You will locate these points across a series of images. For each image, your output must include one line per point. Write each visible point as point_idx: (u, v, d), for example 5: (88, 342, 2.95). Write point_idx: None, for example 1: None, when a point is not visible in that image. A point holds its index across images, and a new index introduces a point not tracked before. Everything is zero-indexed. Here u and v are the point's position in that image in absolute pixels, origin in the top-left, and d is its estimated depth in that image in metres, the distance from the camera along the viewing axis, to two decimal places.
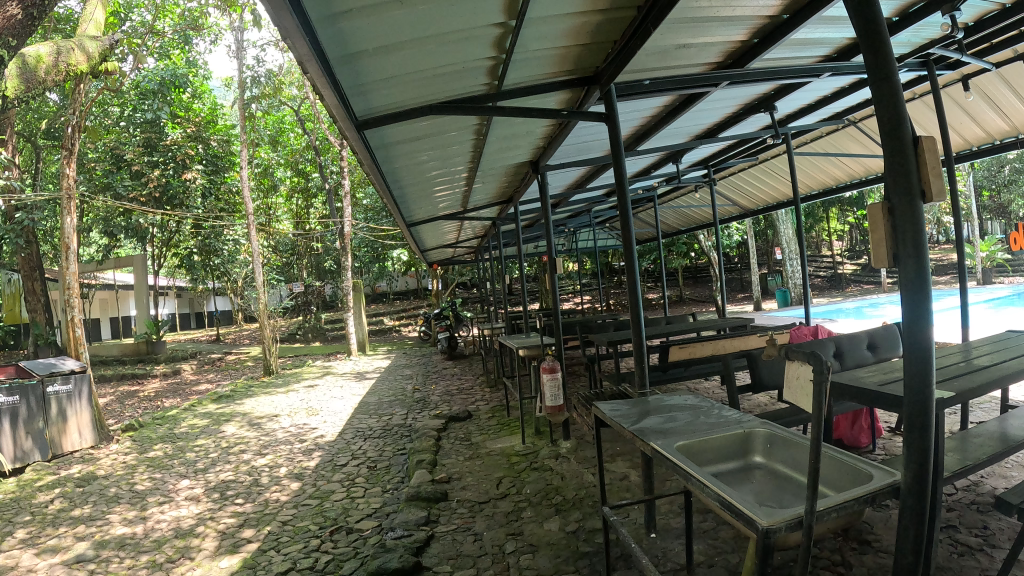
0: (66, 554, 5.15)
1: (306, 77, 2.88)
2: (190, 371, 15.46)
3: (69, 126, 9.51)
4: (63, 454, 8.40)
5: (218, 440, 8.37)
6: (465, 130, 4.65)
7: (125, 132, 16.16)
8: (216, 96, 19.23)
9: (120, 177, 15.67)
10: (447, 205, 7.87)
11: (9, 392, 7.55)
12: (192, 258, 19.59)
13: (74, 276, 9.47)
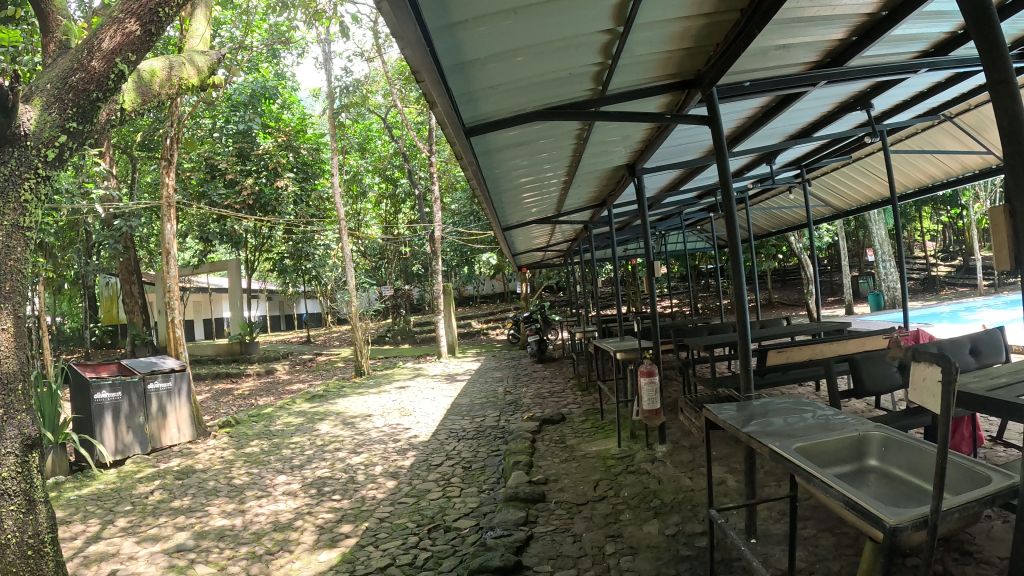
0: (166, 543, 5.45)
1: (421, 86, 3.00)
2: (283, 371, 16.05)
3: (167, 138, 10.09)
4: (162, 447, 8.85)
5: (313, 438, 8.67)
6: (564, 136, 4.71)
7: (218, 143, 16.98)
8: (305, 106, 19.93)
9: (215, 186, 16.54)
10: (540, 210, 7.96)
11: (113, 388, 8.07)
12: (286, 262, 20.32)
13: (174, 280, 10.00)
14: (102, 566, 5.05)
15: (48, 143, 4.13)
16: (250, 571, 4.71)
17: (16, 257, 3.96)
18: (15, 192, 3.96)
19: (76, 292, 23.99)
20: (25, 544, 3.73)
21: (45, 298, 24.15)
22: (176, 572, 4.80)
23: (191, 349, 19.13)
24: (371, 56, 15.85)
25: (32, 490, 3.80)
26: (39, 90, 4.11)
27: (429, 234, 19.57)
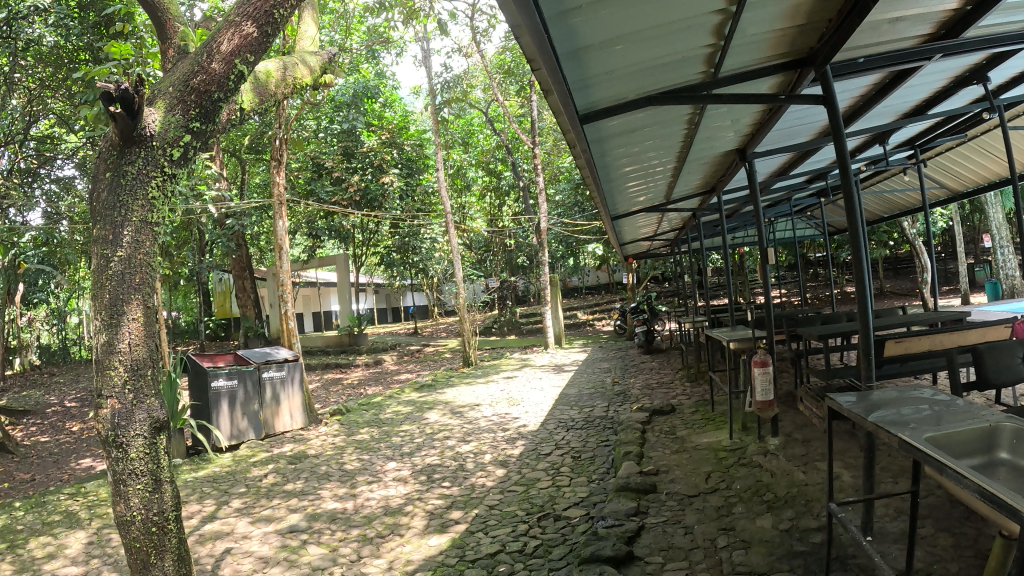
0: (279, 524, 5.75)
1: (537, 76, 3.05)
2: (390, 362, 16.55)
3: (277, 139, 10.58)
4: (276, 433, 9.27)
5: (422, 426, 8.92)
6: (676, 122, 4.67)
7: (323, 143, 17.66)
8: (406, 104, 20.40)
9: (322, 184, 17.22)
10: (648, 198, 7.90)
11: (229, 376, 8.56)
12: (393, 256, 20.91)
13: (286, 275, 10.47)
14: (218, 543, 5.39)
15: (174, 142, 4.13)
16: (359, 553, 4.93)
17: (145, 252, 4.02)
18: (142, 191, 4.01)
19: (193, 288, 25.41)
20: (149, 520, 3.82)
21: (165, 294, 25.74)
22: (289, 552, 5.07)
23: (304, 340, 19.95)
24: (469, 51, 16.04)
25: (157, 468, 3.84)
26: (163, 93, 4.15)
27: (534, 226, 19.64)
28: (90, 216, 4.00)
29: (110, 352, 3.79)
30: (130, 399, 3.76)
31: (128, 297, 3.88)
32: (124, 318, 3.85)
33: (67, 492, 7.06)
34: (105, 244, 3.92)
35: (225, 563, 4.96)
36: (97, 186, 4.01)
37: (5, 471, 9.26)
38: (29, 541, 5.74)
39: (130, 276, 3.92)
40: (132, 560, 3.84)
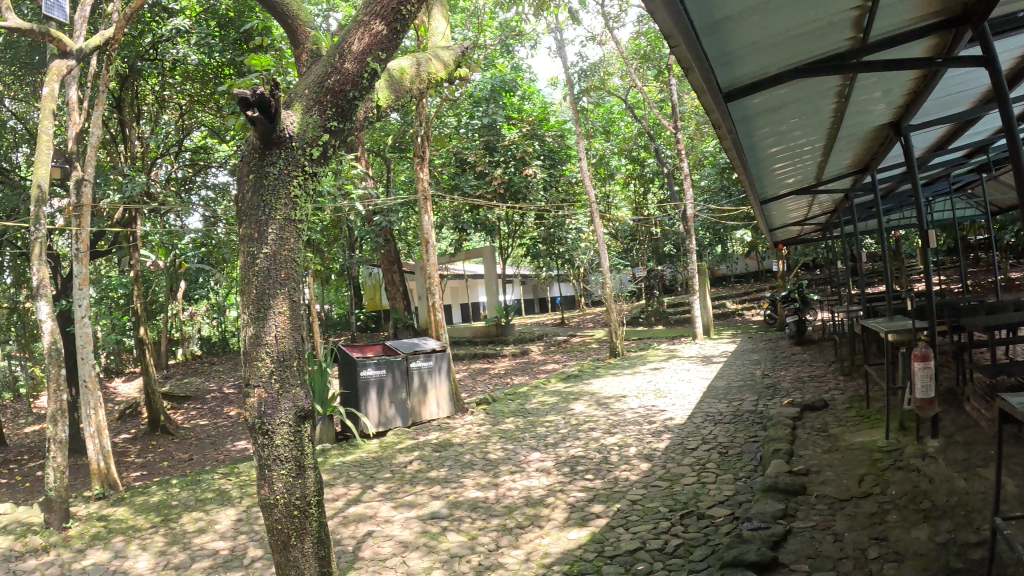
0: (422, 509, 5.90)
1: (674, 53, 2.88)
2: (537, 352, 16.69)
3: (419, 136, 10.84)
4: (421, 421, 9.51)
5: (568, 417, 8.87)
6: (823, 94, 4.33)
7: (465, 138, 18.04)
8: (545, 96, 20.46)
9: (466, 178, 17.65)
10: (795, 180, 7.43)
11: (378, 365, 8.93)
12: (538, 247, 21.07)
13: (434, 267, 10.72)
14: (360, 526, 5.65)
15: (312, 142, 4.14)
16: (497, 543, 5.01)
17: (289, 248, 4.11)
18: (284, 191, 4.07)
19: (346, 282, 26.71)
20: (292, 503, 3.89)
21: (321, 288, 27.30)
22: (428, 538, 5.23)
23: (453, 331, 20.55)
24: (602, 38, 15.79)
25: (302, 455, 3.92)
26: (300, 96, 4.16)
27: (679, 213, 19.09)
28: (238, 215, 4.16)
29: (258, 344, 3.92)
30: (276, 389, 3.87)
31: (274, 292, 4.00)
32: (271, 311, 3.96)
33: (222, 471, 7.59)
34: (252, 242, 4.06)
35: (366, 546, 5.19)
36: (243, 185, 4.15)
37: (165, 451, 10.18)
38: (184, 515, 6.22)
39: (275, 272, 4.03)
40: (273, 538, 3.93)
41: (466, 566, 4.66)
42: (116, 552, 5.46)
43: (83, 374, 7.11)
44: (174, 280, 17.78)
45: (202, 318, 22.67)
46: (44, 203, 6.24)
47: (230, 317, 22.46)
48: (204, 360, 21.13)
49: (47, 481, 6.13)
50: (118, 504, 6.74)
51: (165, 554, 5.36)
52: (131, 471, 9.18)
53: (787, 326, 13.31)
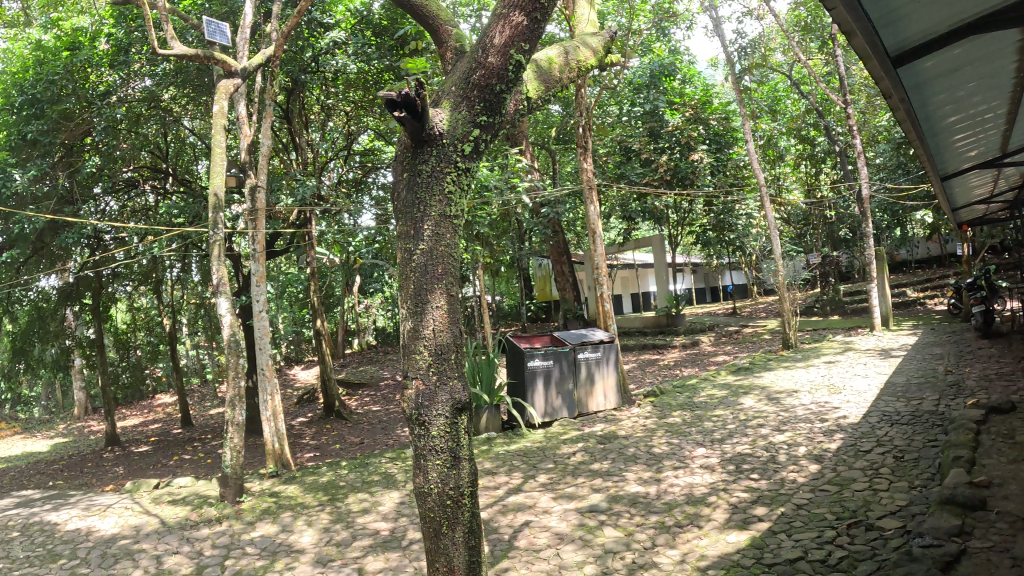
0: (581, 502, 5.91)
1: (830, 12, 2.61)
2: (708, 343, 16.10)
3: (580, 127, 10.73)
4: (587, 413, 9.47)
5: (737, 412, 8.48)
6: (1009, 52, 3.79)
7: (628, 126, 17.74)
8: (706, 78, 19.72)
9: (632, 167, 17.33)
10: (981, 152, 6.61)
11: (546, 356, 9.02)
12: (709, 235, 20.35)
13: (601, 257, 10.58)
14: (518, 515, 5.75)
15: (464, 138, 3.82)
16: (654, 541, 4.90)
17: (447, 243, 3.74)
18: (438, 186, 3.75)
19: (515, 274, 27.38)
20: (445, 494, 3.46)
21: (493, 280, 28.19)
22: (585, 531, 5.23)
23: (622, 321, 20.35)
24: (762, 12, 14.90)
25: (458, 446, 3.49)
26: (447, 93, 3.88)
27: (856, 194, 17.69)
28: (394, 216, 3.89)
29: (416, 338, 3.59)
30: (434, 380, 3.52)
31: (432, 286, 3.65)
32: (428, 305, 3.63)
33: (390, 456, 8.03)
34: (408, 239, 3.75)
35: (522, 535, 5.28)
36: (398, 186, 3.90)
37: (338, 435, 10.96)
38: (351, 495, 6.66)
39: (432, 266, 3.67)
40: (425, 530, 3.51)
41: (619, 563, 4.60)
42: (282, 527, 5.97)
43: (261, 363, 7.88)
44: (351, 275, 19.19)
45: (378, 310, 23.96)
46: (220, 210, 6.97)
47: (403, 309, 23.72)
48: (378, 350, 22.49)
49: (226, 459, 6.84)
50: (288, 483, 7.38)
51: (328, 531, 5.77)
52: (306, 452, 10.01)
53: (973, 317, 11.65)
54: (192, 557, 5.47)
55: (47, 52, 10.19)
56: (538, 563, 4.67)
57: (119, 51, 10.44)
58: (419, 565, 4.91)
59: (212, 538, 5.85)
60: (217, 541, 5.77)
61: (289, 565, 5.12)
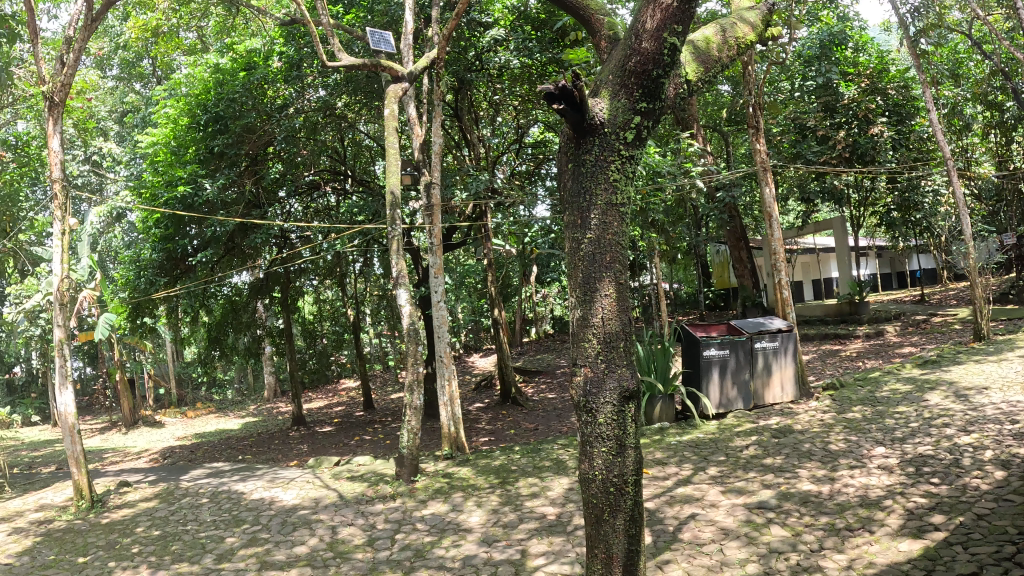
0: (750, 497, 6.01)
1: None
2: (894, 333, 14.12)
3: (749, 106, 9.89)
4: (764, 405, 9.03)
5: (921, 409, 7.79)
6: None
7: (802, 102, 15.74)
8: (880, 44, 17.46)
9: (808, 145, 15.29)
10: None
11: (722, 345, 8.67)
12: (892, 214, 18.37)
13: (779, 242, 9.51)
14: (686, 508, 5.97)
15: (625, 126, 3.77)
16: (821, 544, 5.00)
17: (615, 232, 3.72)
18: (603, 175, 3.75)
19: None
20: (609, 481, 3.53)
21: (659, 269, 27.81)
22: (751, 528, 5.41)
23: (803, 309, 18.01)
24: None
25: (624, 434, 3.54)
26: (605, 82, 3.84)
27: None
28: (561, 205, 3.94)
29: (585, 326, 3.65)
30: (602, 368, 3.58)
31: (600, 275, 3.66)
32: (597, 294, 3.65)
33: (561, 443, 8.49)
34: (575, 229, 3.78)
35: (687, 528, 5.54)
36: (564, 176, 3.94)
37: (512, 420, 11.61)
38: (521, 480, 7.26)
39: (601, 256, 3.67)
40: (588, 514, 3.61)
41: (783, 565, 4.77)
42: (452, 507, 6.75)
43: (439, 351, 8.48)
44: (528, 266, 19.69)
45: (555, 299, 24.02)
46: (397, 208, 7.48)
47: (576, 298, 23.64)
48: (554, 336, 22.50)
49: (404, 440, 7.61)
50: (461, 465, 8.13)
51: (497, 513, 6.42)
52: (482, 437, 10.61)
53: None
54: (365, 529, 6.39)
55: (227, 75, 11.49)
56: (699, 558, 4.94)
57: (293, 67, 11.27)
58: (580, 551, 5.29)
59: (385, 513, 6.77)
60: (389, 516, 6.67)
61: (457, 543, 5.80)
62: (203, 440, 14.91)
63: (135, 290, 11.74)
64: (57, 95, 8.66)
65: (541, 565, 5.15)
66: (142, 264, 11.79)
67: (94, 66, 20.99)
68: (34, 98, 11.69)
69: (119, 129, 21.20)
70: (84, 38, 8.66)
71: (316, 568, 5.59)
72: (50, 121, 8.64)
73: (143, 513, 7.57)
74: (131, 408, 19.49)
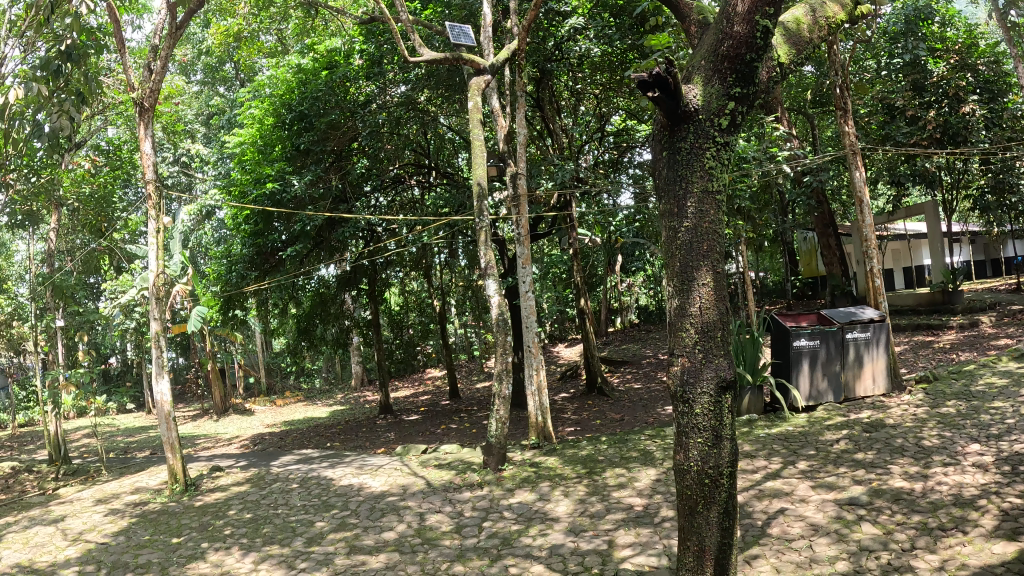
0: (840, 493, 5.85)
1: None
2: (991, 324, 13.45)
3: (836, 88, 9.58)
4: (856, 399, 8.72)
5: (1019, 404, 7.41)
6: None
7: (888, 80, 14.91)
8: (967, 17, 16.50)
9: (896, 126, 14.34)
10: None
11: (812, 336, 8.50)
12: (986, 198, 17.33)
13: (870, 229, 9.18)
14: (774, 502, 5.87)
15: (720, 112, 3.74)
16: (914, 543, 4.81)
17: (711, 220, 3.74)
18: (698, 163, 3.73)
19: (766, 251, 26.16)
20: (704, 472, 3.57)
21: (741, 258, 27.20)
22: (841, 525, 5.26)
23: (894, 298, 17.36)
24: None
25: (720, 425, 3.57)
26: (697, 68, 3.81)
27: None
28: (656, 194, 3.96)
29: (683, 316, 3.68)
30: (700, 358, 3.61)
31: (697, 264, 3.69)
32: (695, 283, 3.68)
33: (649, 433, 8.41)
34: (672, 217, 3.81)
35: (775, 523, 5.45)
36: (658, 164, 3.96)
37: (598, 410, 11.62)
38: (608, 470, 7.26)
39: (698, 244, 3.71)
40: (680, 505, 3.67)
41: (874, 563, 4.62)
42: (539, 495, 6.82)
43: (527, 340, 8.49)
44: (612, 254, 19.56)
45: (641, 289, 23.41)
46: (484, 198, 8.11)
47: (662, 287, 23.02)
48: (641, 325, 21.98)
49: (491, 429, 7.74)
50: (548, 454, 8.22)
51: (584, 503, 6.43)
52: (568, 426, 10.66)
53: None
54: (452, 516, 6.51)
55: (309, 74, 12.06)
56: (789, 554, 4.85)
57: (374, 64, 11.52)
58: (667, 542, 5.25)
59: (472, 501, 6.90)
60: (476, 504, 6.79)
61: (543, 532, 5.85)
62: (294, 427, 15.43)
63: (227, 284, 12.25)
64: (147, 101, 9.10)
65: (628, 555, 5.13)
66: (235, 259, 12.29)
67: (180, 72, 21.91)
68: (127, 105, 12.29)
69: (206, 130, 21.88)
70: (170, 44, 8.94)
71: (405, 553, 5.71)
72: (142, 126, 9.07)
73: (236, 497, 7.89)
74: (222, 397, 20.53)
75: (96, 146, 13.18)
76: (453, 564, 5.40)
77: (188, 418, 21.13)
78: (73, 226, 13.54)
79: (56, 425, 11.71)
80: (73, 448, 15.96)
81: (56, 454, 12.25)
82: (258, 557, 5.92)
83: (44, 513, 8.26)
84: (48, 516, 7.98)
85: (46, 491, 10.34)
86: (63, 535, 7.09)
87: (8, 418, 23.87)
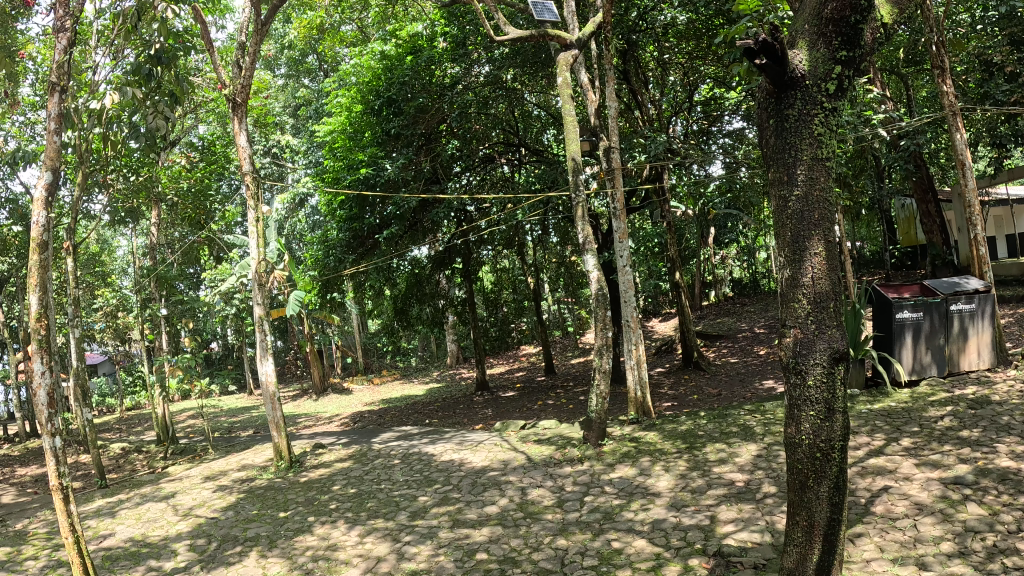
0: (945, 472, 5.60)
1: None
2: None
3: (933, 45, 8.99)
4: (959, 372, 8.33)
5: None
6: None
7: (985, 35, 13.30)
8: None
9: (996, 83, 13.15)
10: None
11: (915, 308, 8.11)
12: None
13: (974, 193, 8.67)
14: (878, 480, 5.70)
15: (826, 77, 3.59)
16: (1021, 525, 4.57)
17: (822, 187, 3.64)
18: (807, 130, 3.64)
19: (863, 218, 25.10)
20: (815, 446, 3.52)
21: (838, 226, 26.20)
22: (947, 504, 5.05)
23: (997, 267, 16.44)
24: None
25: (833, 398, 3.49)
26: (801, 32, 3.68)
27: None
28: (765, 162, 3.88)
29: (795, 286, 3.62)
30: (812, 330, 3.54)
31: (808, 233, 3.60)
32: (807, 253, 3.60)
33: (749, 408, 8.26)
34: (782, 186, 3.74)
35: (879, 501, 5.28)
36: (765, 133, 3.87)
37: (695, 385, 11.50)
38: (709, 445, 7.19)
39: (809, 213, 3.62)
40: (792, 479, 3.66)
41: (979, 545, 4.42)
42: (640, 470, 6.82)
43: (626, 315, 8.40)
44: (703, 228, 19.16)
45: (734, 261, 22.87)
46: (579, 172, 8.06)
47: (756, 259, 22.38)
48: (735, 299, 21.35)
49: (591, 404, 7.72)
50: (647, 430, 8.18)
51: (685, 478, 6.40)
52: (665, 402, 10.60)
53: None
54: (554, 491, 6.59)
55: (394, 60, 12.29)
56: (892, 533, 4.71)
57: (458, 46, 11.68)
58: (771, 519, 5.15)
59: (573, 476, 6.96)
60: (577, 479, 6.84)
61: (645, 507, 5.85)
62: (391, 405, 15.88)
63: (325, 268, 12.79)
64: (239, 96, 9.38)
65: (731, 531, 5.07)
66: (331, 244, 12.83)
67: (266, 67, 22.75)
68: (217, 101, 12.70)
69: (294, 122, 22.69)
70: (256, 41, 9.12)
71: (508, 527, 5.83)
72: (236, 121, 9.39)
73: (339, 472, 8.21)
74: (320, 377, 21.41)
75: (189, 144, 13.66)
76: (556, 538, 5.47)
77: (286, 399, 22.02)
78: (173, 220, 14.17)
79: (163, 408, 12.32)
80: (179, 429, 16.81)
81: (165, 435, 12.84)
82: (363, 530, 6.15)
83: (155, 490, 8.75)
84: (159, 493, 8.47)
85: (157, 469, 10.98)
86: (174, 510, 7.54)
87: (118, 402, 25.36)
